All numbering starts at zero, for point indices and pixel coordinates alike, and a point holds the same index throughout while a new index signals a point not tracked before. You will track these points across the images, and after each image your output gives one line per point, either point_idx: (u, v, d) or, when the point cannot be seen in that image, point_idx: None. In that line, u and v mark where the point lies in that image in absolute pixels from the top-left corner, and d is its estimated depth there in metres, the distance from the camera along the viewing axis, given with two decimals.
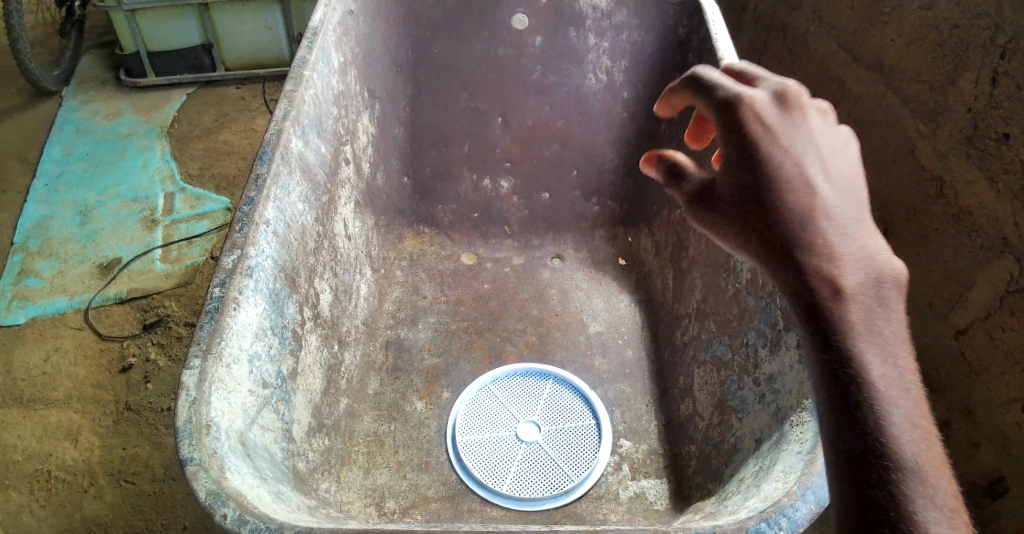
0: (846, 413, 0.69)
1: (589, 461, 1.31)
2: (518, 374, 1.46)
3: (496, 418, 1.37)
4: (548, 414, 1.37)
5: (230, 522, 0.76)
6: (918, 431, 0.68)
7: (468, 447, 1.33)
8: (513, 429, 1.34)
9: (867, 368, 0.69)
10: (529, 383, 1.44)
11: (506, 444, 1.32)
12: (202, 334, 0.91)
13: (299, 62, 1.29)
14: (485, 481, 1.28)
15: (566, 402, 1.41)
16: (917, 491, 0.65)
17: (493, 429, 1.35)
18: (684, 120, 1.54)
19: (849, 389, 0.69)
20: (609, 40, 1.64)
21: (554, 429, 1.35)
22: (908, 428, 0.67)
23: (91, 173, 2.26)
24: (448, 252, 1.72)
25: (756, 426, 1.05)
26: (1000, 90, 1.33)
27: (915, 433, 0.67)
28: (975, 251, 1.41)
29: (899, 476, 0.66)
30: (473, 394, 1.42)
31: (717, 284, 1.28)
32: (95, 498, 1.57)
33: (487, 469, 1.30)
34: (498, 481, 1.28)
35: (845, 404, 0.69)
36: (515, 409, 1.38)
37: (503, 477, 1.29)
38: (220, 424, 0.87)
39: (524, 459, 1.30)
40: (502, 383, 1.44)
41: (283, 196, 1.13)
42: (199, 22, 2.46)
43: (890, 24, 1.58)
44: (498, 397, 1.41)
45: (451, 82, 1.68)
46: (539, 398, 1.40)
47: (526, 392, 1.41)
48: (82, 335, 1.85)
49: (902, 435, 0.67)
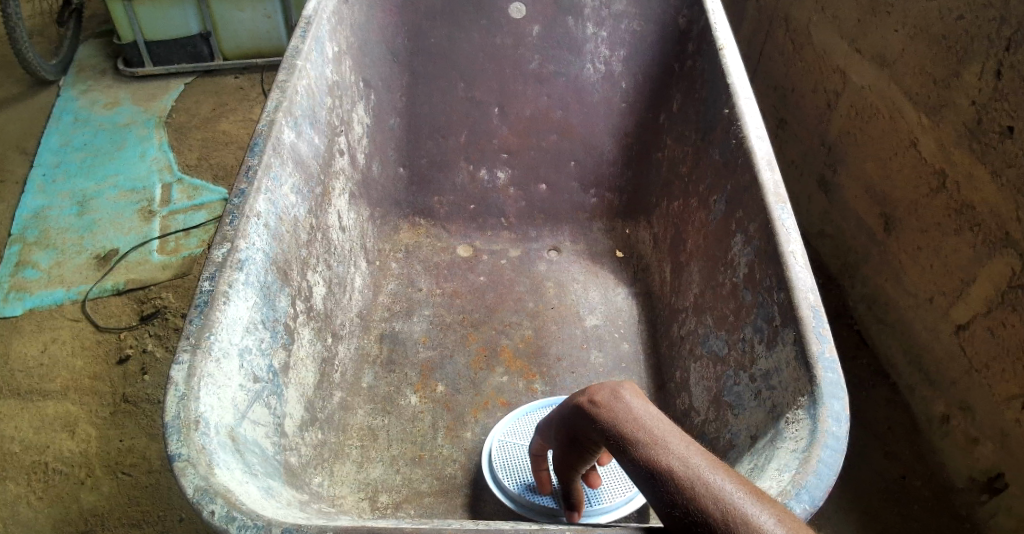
0: (660, 501, 0.70)
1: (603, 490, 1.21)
2: None
3: None
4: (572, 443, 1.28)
5: (217, 519, 0.75)
6: (717, 468, 0.70)
7: (503, 447, 1.28)
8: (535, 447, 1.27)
9: (649, 452, 0.73)
10: None
11: None
12: (191, 328, 0.90)
13: (292, 52, 1.27)
14: (502, 478, 1.22)
15: None
16: (745, 519, 0.64)
17: None
18: (684, 110, 1.52)
19: (648, 479, 0.72)
20: (608, 30, 1.62)
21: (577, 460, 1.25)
22: (710, 469, 0.70)
23: (88, 164, 2.24)
24: (444, 244, 1.70)
25: (751, 422, 1.03)
26: (1004, 83, 1.30)
27: (716, 471, 0.70)
28: (977, 244, 1.40)
29: (728, 516, 0.65)
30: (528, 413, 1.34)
31: (715, 278, 1.26)
32: (92, 489, 1.57)
33: (508, 466, 1.23)
34: (512, 478, 1.21)
35: (659, 494, 0.71)
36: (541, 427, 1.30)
37: (518, 476, 1.21)
38: (208, 420, 0.86)
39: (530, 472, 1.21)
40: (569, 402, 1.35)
41: (275, 188, 1.11)
42: (197, 11, 2.44)
43: (893, 15, 1.56)
44: None
45: (448, 71, 1.65)
46: None
47: None
48: (79, 326, 1.85)
49: (707, 484, 0.68)
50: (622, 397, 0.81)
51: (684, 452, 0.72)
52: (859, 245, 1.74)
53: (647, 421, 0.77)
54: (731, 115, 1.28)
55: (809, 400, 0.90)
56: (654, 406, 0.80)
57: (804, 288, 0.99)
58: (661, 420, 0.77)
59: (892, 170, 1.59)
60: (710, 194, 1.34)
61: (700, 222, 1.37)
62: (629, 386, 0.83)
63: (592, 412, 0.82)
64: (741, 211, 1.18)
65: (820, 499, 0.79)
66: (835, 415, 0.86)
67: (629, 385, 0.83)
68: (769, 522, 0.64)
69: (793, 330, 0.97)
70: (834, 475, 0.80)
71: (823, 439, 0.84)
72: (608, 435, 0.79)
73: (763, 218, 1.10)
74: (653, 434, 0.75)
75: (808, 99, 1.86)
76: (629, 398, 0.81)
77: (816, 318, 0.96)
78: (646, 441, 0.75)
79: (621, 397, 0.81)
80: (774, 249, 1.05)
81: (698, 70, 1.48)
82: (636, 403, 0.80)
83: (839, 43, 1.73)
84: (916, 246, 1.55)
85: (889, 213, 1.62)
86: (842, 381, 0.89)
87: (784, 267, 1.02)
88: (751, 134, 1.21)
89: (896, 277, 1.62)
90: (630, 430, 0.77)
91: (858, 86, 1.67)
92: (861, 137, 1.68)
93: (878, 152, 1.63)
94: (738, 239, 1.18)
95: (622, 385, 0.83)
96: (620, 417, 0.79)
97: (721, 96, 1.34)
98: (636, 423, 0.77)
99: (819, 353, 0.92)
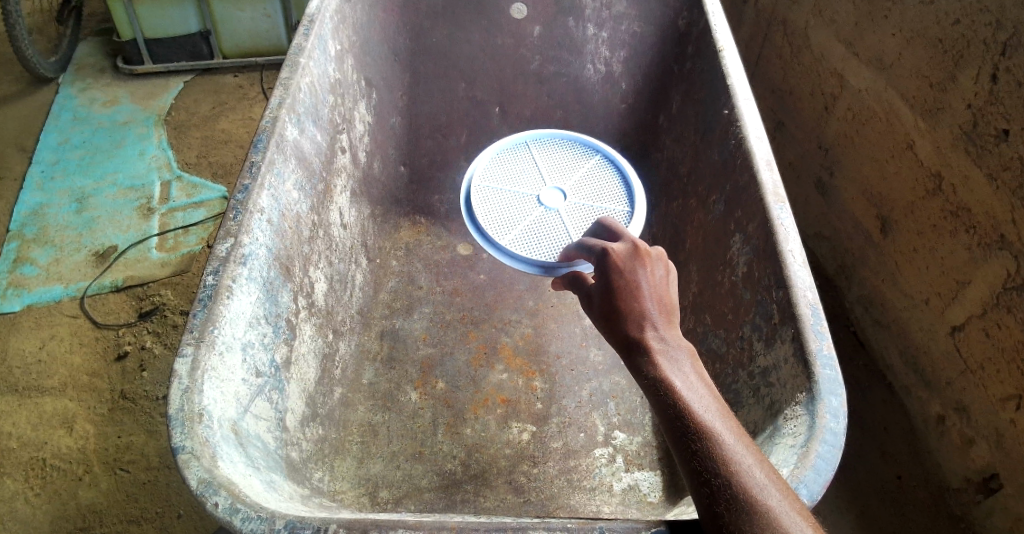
0: (695, 467, 0.76)
1: (632, 215, 1.42)
2: (584, 161, 1.54)
3: (535, 182, 1.49)
4: (579, 188, 1.49)
5: (221, 511, 0.76)
6: (757, 455, 0.76)
7: (481, 202, 1.43)
8: (535, 194, 1.47)
9: (698, 420, 0.78)
10: (597, 171, 1.52)
11: (529, 202, 1.45)
12: (195, 321, 0.90)
13: (294, 49, 1.28)
14: (487, 230, 1.38)
15: (602, 183, 1.49)
16: (778, 507, 0.72)
17: (528, 187, 1.48)
18: (683, 112, 1.53)
19: (690, 443, 0.77)
20: (608, 31, 1.64)
21: (592, 207, 1.45)
22: (751, 455, 0.76)
23: (87, 162, 2.24)
24: (444, 242, 1.67)
25: (750, 418, 1.05)
26: (1001, 86, 1.32)
27: (757, 458, 0.76)
28: (972, 247, 1.41)
29: (762, 506, 0.72)
30: (506, 147, 1.55)
31: (713, 278, 1.27)
32: (90, 486, 1.58)
33: (491, 222, 1.39)
34: (499, 234, 1.37)
35: (697, 461, 0.76)
36: (547, 172, 1.51)
37: (505, 232, 1.38)
38: (212, 412, 0.87)
39: (544, 243, 1.37)
40: (573, 166, 1.53)
41: (278, 183, 1.12)
42: (197, 11, 2.44)
43: (891, 19, 1.57)
44: (557, 175, 1.51)
45: (450, 70, 1.68)
46: (581, 177, 1.51)
47: (588, 178, 1.51)
48: (77, 323, 1.85)
49: (750, 469, 0.74)
50: (681, 362, 0.85)
51: (733, 432, 0.78)
52: (857, 247, 1.75)
53: (697, 390, 0.82)
54: (730, 116, 1.29)
55: (807, 396, 0.91)
56: (705, 378, 0.85)
57: (803, 287, 1.00)
58: (711, 395, 0.82)
59: (889, 173, 1.61)
60: (709, 194, 1.35)
61: (699, 221, 1.38)
62: (692, 355, 0.87)
63: (651, 360, 0.86)
64: (739, 211, 1.20)
65: (817, 494, 0.81)
66: (833, 411, 0.88)
67: (691, 353, 0.87)
68: (793, 520, 0.71)
69: (791, 328, 0.98)
70: (831, 470, 0.82)
71: (821, 435, 0.86)
72: (656, 388, 0.83)
73: (762, 217, 1.11)
74: (703, 404, 0.80)
75: (807, 103, 1.88)
76: (686, 364, 0.85)
77: (814, 315, 0.97)
78: (696, 408, 0.80)
79: (679, 361, 0.85)
80: (773, 248, 1.06)
81: (697, 73, 1.48)
82: (696, 375, 0.84)
83: (838, 48, 1.74)
84: (912, 249, 1.56)
85: (886, 216, 1.63)
86: (840, 378, 0.91)
87: (783, 265, 1.03)
88: (750, 135, 1.22)
89: (894, 280, 1.63)
90: (682, 394, 0.81)
91: (856, 90, 1.68)
92: (859, 141, 1.69)
93: (876, 156, 1.64)
94: (736, 238, 1.20)
95: (687, 352, 0.87)
96: (675, 377, 0.83)
97: (720, 97, 1.35)
98: (688, 389, 0.82)
99: (817, 349, 0.94)
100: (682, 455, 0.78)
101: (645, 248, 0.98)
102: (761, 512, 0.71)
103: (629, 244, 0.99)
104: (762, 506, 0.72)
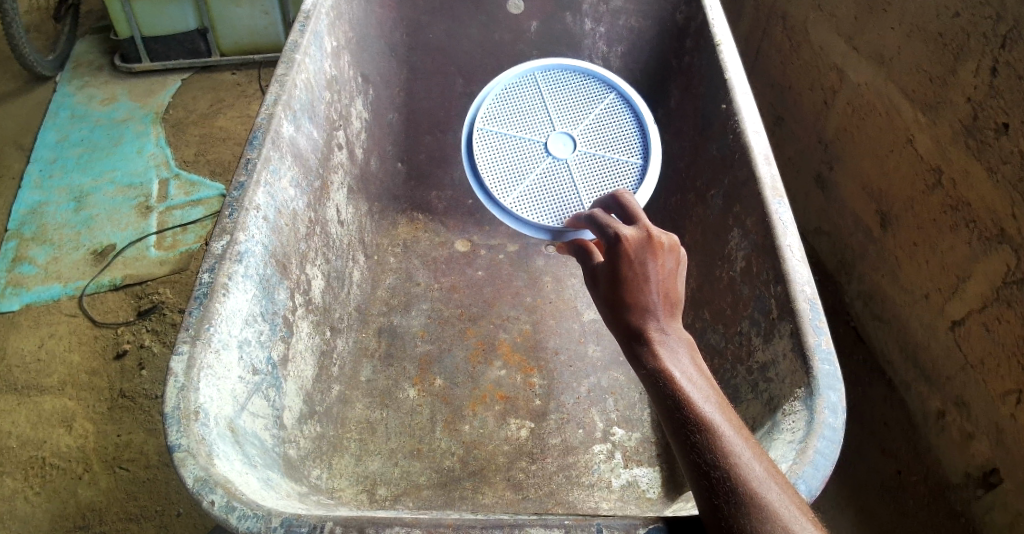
0: (695, 459, 0.76)
1: (645, 170, 1.31)
2: (596, 97, 1.39)
3: (542, 125, 1.36)
4: (590, 131, 1.36)
5: (217, 509, 0.76)
6: (756, 449, 0.76)
7: (484, 148, 1.31)
8: (542, 141, 1.34)
9: (697, 412, 0.78)
10: (609, 111, 1.37)
11: (536, 151, 1.33)
12: (191, 319, 0.90)
13: (291, 46, 1.27)
14: (491, 187, 1.27)
15: (615, 128, 1.36)
16: (778, 501, 0.71)
17: (535, 132, 1.35)
18: (682, 107, 1.52)
19: (690, 434, 0.77)
20: (606, 25, 1.63)
21: (602, 156, 1.33)
22: (750, 449, 0.75)
23: (85, 159, 2.24)
24: (442, 238, 1.67)
25: (749, 414, 1.05)
26: (1001, 80, 1.31)
27: (756, 452, 0.75)
28: (972, 241, 1.41)
29: (763, 500, 0.71)
30: (513, 79, 1.38)
31: (712, 273, 1.27)
32: (89, 484, 1.58)
33: (496, 177, 1.29)
34: (503, 192, 1.27)
35: (697, 453, 0.76)
36: (557, 112, 1.37)
37: (510, 190, 1.28)
38: (208, 410, 0.86)
39: (551, 203, 1.28)
40: (584, 103, 1.38)
41: (274, 180, 1.12)
42: (195, 8, 2.41)
43: (891, 13, 1.56)
44: (566, 115, 1.37)
45: (448, 66, 1.66)
46: (593, 119, 1.36)
47: (601, 119, 1.36)
48: (75, 322, 1.85)
49: (749, 462, 0.74)
50: (681, 355, 0.85)
51: (732, 425, 0.78)
52: (856, 242, 1.74)
53: (697, 383, 0.81)
54: (728, 111, 1.29)
55: (805, 391, 0.91)
56: (704, 371, 0.84)
57: (801, 281, 1.00)
58: (710, 388, 0.82)
59: (889, 167, 1.60)
60: (708, 189, 1.34)
61: (698, 217, 1.37)
62: (692, 348, 0.86)
63: (651, 351, 0.85)
64: (738, 206, 1.19)
65: (816, 489, 0.81)
66: (832, 406, 0.88)
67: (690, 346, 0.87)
68: (792, 512, 0.71)
69: (790, 323, 0.98)
70: (830, 465, 0.82)
71: (819, 430, 0.85)
72: (656, 379, 0.82)
73: (760, 213, 1.11)
74: (702, 397, 0.80)
75: (806, 97, 1.87)
76: (685, 357, 0.85)
77: (813, 310, 0.97)
78: (696, 400, 0.79)
79: (679, 354, 0.85)
80: (771, 243, 1.05)
81: (696, 67, 1.47)
82: (695, 368, 0.83)
83: (837, 42, 1.73)
84: (912, 243, 1.56)
85: (885, 211, 1.63)
86: (838, 373, 0.91)
87: (781, 261, 1.02)
88: (748, 129, 1.22)
89: (893, 275, 1.62)
90: (682, 385, 0.81)
91: (856, 85, 1.68)
92: (859, 135, 1.68)
93: (876, 150, 1.63)
94: (735, 233, 1.19)
95: (688, 346, 0.86)
96: (675, 369, 0.82)
97: (719, 92, 1.35)
98: (688, 381, 0.81)
99: (815, 344, 0.94)
100: (681, 447, 0.77)
101: (657, 235, 0.94)
102: (761, 505, 0.71)
103: (641, 228, 0.95)
104: (761, 500, 0.71)
